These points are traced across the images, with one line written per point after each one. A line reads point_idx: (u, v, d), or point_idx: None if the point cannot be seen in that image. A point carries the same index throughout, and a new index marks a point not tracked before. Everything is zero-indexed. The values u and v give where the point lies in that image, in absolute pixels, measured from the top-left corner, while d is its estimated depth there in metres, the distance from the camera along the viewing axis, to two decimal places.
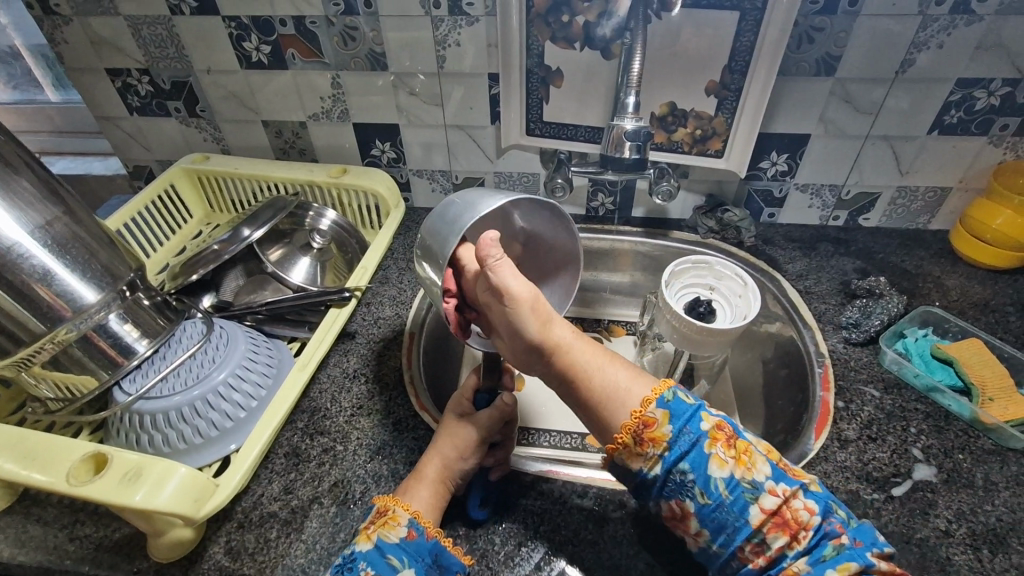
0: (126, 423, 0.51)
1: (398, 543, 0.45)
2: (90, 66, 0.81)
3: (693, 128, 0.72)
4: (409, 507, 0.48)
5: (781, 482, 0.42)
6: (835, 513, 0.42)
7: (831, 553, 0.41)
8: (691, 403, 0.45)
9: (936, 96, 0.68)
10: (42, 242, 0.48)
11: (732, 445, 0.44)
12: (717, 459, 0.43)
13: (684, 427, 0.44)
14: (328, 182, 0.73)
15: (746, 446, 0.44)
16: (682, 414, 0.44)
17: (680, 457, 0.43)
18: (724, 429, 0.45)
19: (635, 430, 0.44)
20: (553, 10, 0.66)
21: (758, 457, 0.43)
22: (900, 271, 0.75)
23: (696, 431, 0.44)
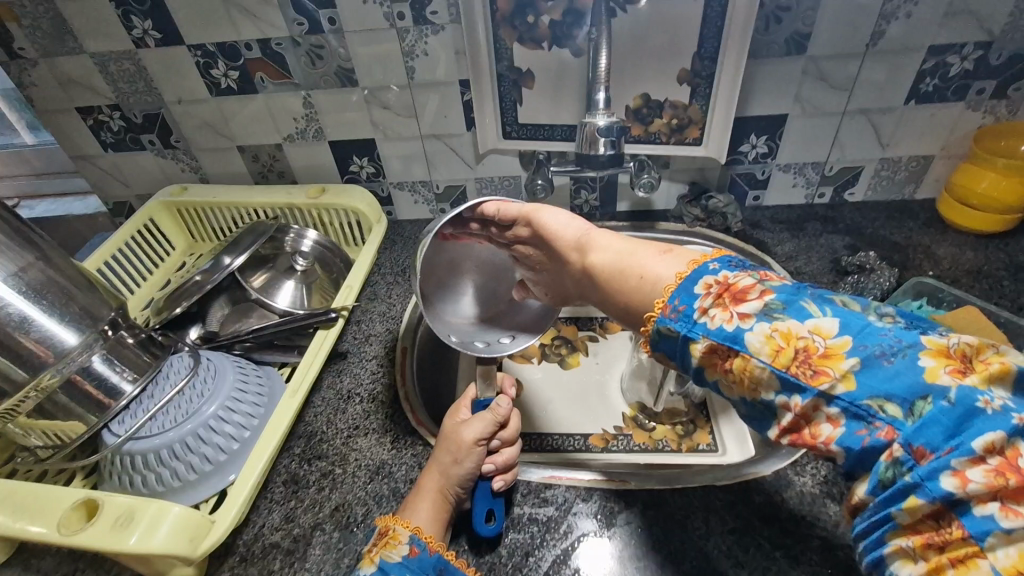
0: (119, 465, 0.50)
1: (400, 561, 0.44)
2: (61, 106, 0.80)
3: (669, 117, 0.72)
4: (410, 524, 0.47)
5: (793, 395, 0.34)
6: (880, 411, 0.31)
7: (888, 471, 0.30)
8: (679, 332, 0.39)
9: (909, 66, 0.67)
10: (17, 289, 0.47)
11: (736, 365, 0.36)
12: (723, 383, 0.38)
13: (684, 360, 0.40)
14: (308, 203, 0.72)
15: (746, 362, 0.35)
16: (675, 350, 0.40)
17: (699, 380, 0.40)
18: (720, 349, 0.37)
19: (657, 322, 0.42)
20: (519, 12, 0.66)
21: (761, 368, 0.35)
22: (890, 244, 0.75)
23: (688, 361, 0.40)
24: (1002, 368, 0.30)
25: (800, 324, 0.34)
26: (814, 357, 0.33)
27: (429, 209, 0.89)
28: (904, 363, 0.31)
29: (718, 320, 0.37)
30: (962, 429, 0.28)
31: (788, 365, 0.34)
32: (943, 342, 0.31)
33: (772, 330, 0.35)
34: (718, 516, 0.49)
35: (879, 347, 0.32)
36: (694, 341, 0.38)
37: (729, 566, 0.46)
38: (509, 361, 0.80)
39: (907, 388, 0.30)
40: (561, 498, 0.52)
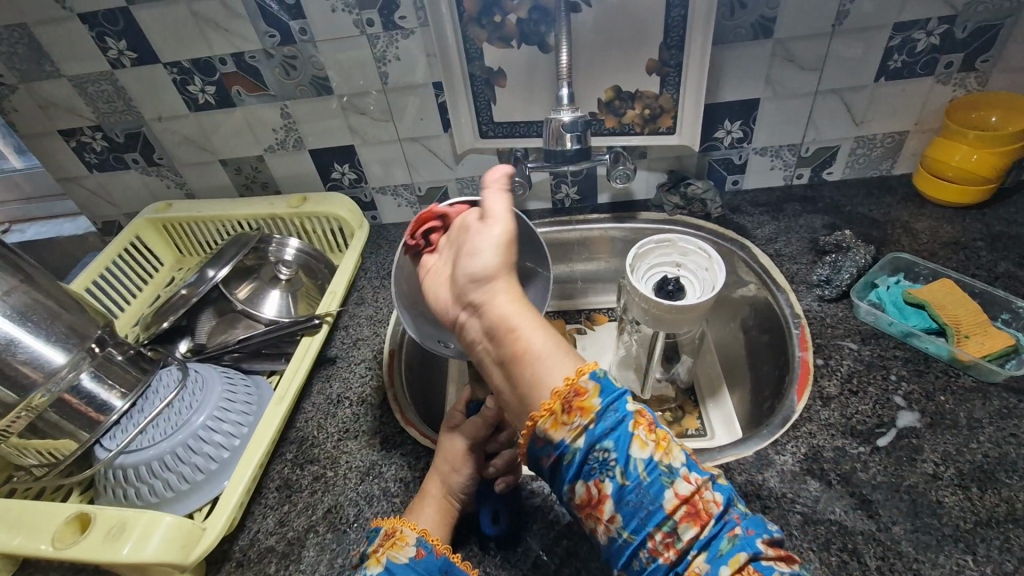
0: (112, 479, 0.51)
1: (407, 562, 0.44)
2: (43, 130, 0.81)
3: (642, 108, 0.72)
4: (416, 526, 0.47)
5: (694, 473, 0.39)
6: (736, 505, 0.39)
7: (727, 546, 0.37)
8: (619, 382, 0.41)
9: (876, 44, 0.68)
10: (3, 312, 0.48)
11: (653, 430, 0.39)
12: (638, 439, 0.38)
13: (610, 405, 0.39)
14: (290, 212, 0.73)
15: (665, 432, 0.40)
16: (611, 390, 0.40)
17: (605, 434, 0.38)
18: (646, 415, 0.40)
19: (567, 397, 0.39)
20: (485, 12, 0.66)
21: (675, 444, 0.40)
22: (868, 221, 0.75)
23: (620, 411, 0.39)
24: None
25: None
26: (702, 460, 0.41)
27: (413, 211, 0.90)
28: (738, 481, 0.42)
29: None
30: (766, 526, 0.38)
31: (689, 453, 0.40)
32: None
33: None
34: None
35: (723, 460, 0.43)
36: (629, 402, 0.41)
37: None
38: None
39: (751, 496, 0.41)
40: (547, 488, 0.53)
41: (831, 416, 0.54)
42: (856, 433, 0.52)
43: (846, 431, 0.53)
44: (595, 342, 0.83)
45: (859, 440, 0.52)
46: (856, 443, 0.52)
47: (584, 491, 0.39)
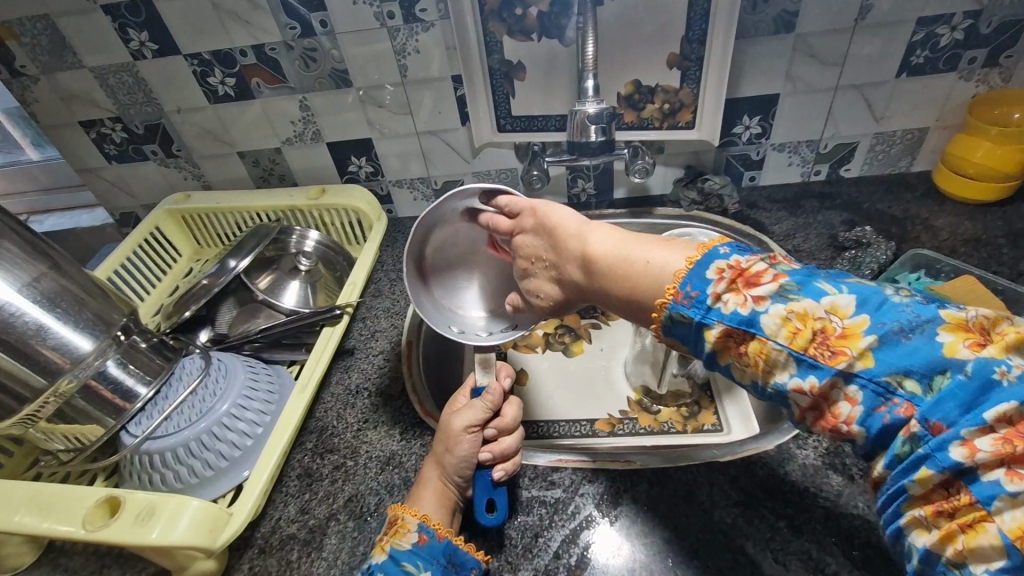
0: (137, 464, 0.51)
1: (411, 549, 0.45)
2: (64, 121, 0.82)
3: (661, 102, 0.72)
4: (417, 512, 0.47)
5: (812, 375, 0.34)
6: (900, 387, 0.31)
7: (906, 447, 0.31)
8: (689, 317, 0.40)
9: (899, 39, 0.67)
10: (32, 298, 0.49)
11: (754, 350, 0.37)
12: (737, 368, 0.39)
13: (697, 346, 0.41)
14: (308, 204, 0.74)
15: (761, 345, 0.36)
16: (687, 336, 0.41)
17: (712, 368, 0.41)
18: (732, 334, 0.38)
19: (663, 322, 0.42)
20: (506, 5, 0.66)
21: (777, 350, 0.35)
22: (888, 218, 0.75)
23: (701, 350, 0.40)
24: (1017, 338, 0.30)
25: (816, 304, 0.35)
26: (831, 338, 0.34)
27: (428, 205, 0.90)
28: (923, 339, 0.31)
29: (731, 304, 0.38)
30: (978, 403, 0.29)
31: (804, 347, 0.35)
32: (961, 314, 0.32)
33: (788, 313, 0.36)
34: (722, 491, 0.51)
35: (896, 324, 0.32)
36: (708, 327, 0.39)
37: (734, 538, 0.47)
38: (513, 351, 0.81)
39: (924, 361, 0.31)
40: (568, 480, 0.53)
41: None
42: None
43: None
44: (609, 338, 0.83)
45: None
46: None
47: None
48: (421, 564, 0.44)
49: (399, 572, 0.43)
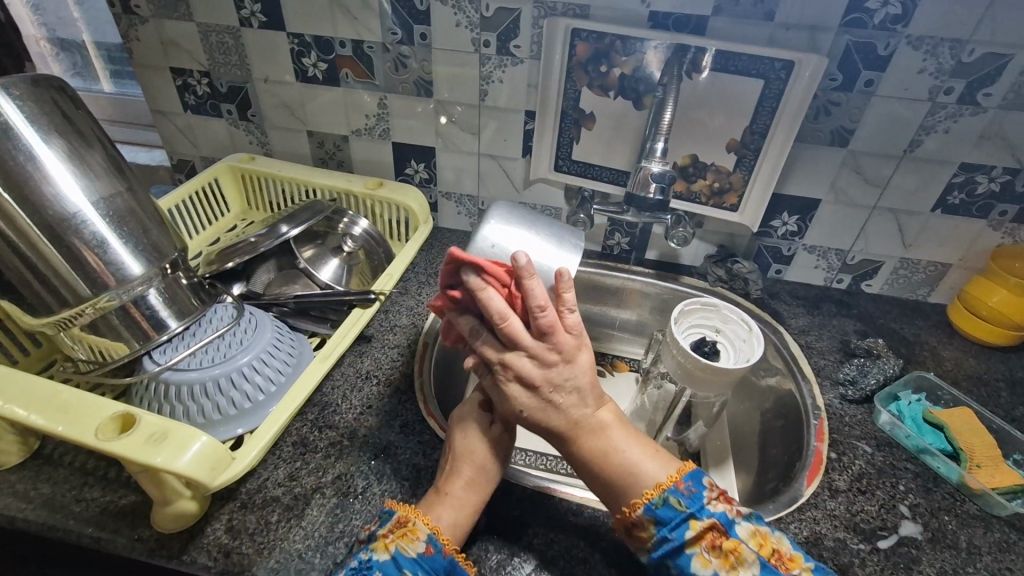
0: (152, 391, 0.53)
1: (415, 557, 0.45)
2: (156, 64, 0.87)
3: (712, 180, 0.77)
4: (430, 521, 0.47)
5: None
6: None
7: None
8: (681, 508, 0.46)
9: (940, 177, 0.72)
10: (104, 213, 0.51)
11: (718, 546, 0.45)
12: (702, 558, 0.45)
13: (668, 532, 0.46)
14: (365, 193, 0.77)
15: (735, 544, 0.45)
16: (668, 519, 0.46)
17: (667, 555, 0.46)
18: (716, 530, 0.46)
19: (627, 525, 0.48)
20: (593, 60, 0.72)
21: (746, 553, 0.45)
22: (899, 337, 0.78)
23: (676, 534, 0.46)
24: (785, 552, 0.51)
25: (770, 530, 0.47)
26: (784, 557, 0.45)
27: (469, 222, 0.94)
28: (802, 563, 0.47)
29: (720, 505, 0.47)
30: None
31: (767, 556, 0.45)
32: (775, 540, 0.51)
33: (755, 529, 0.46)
34: None
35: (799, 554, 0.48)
36: (696, 517, 0.46)
37: None
38: None
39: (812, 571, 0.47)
40: (552, 508, 0.54)
41: (837, 508, 0.56)
42: (859, 530, 0.54)
43: (849, 526, 0.54)
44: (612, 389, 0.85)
45: (860, 537, 0.53)
46: (857, 540, 0.53)
47: None
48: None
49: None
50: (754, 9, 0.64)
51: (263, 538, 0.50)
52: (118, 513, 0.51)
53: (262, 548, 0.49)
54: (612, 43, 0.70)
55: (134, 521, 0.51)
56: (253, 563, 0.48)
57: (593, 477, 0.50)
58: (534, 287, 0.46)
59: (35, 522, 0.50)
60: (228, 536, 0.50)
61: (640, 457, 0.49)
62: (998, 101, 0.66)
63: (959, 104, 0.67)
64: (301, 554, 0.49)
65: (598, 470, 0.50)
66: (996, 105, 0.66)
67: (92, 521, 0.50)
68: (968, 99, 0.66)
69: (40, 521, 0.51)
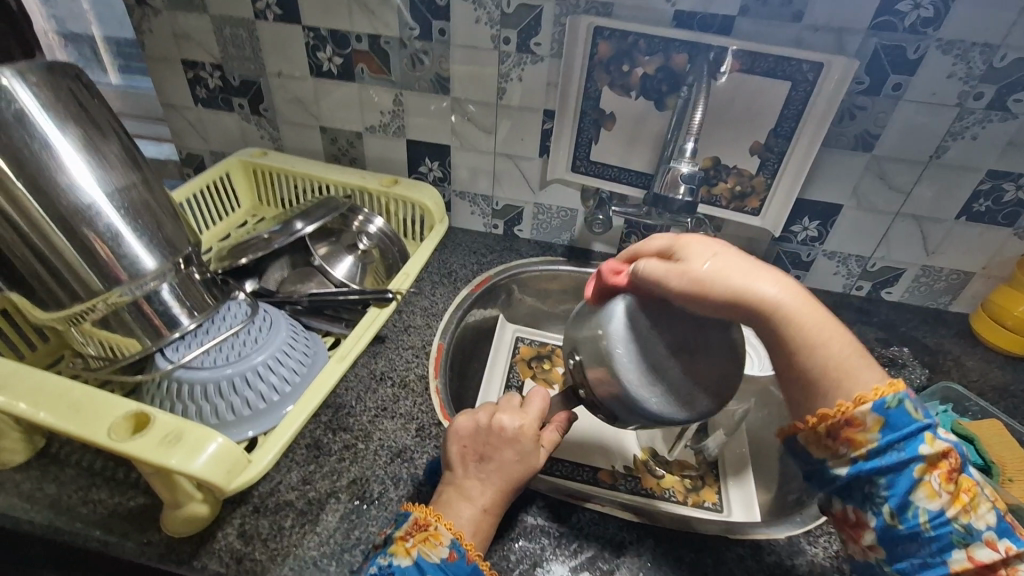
0: (164, 389, 0.52)
1: (438, 563, 0.42)
2: (168, 56, 0.85)
3: (734, 184, 0.75)
4: (452, 526, 0.45)
5: (1004, 537, 0.40)
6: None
7: None
8: (919, 418, 0.41)
9: (966, 184, 0.71)
10: (118, 205, 0.49)
11: (950, 478, 0.41)
12: (930, 488, 0.40)
13: (898, 444, 0.41)
14: (380, 190, 0.76)
15: (967, 483, 0.41)
16: (900, 427, 0.41)
17: (879, 470, 0.41)
18: (951, 458, 0.41)
19: (839, 425, 0.42)
20: (616, 59, 0.70)
21: (980, 500, 0.40)
22: (921, 346, 0.77)
23: (919, 454, 0.40)
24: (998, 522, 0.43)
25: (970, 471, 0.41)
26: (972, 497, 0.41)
27: (483, 222, 0.92)
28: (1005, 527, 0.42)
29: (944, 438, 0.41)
30: None
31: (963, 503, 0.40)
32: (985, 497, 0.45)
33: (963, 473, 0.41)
34: (726, 567, 0.50)
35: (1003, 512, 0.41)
36: (926, 441, 0.41)
37: None
38: (530, 382, 0.82)
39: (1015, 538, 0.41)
40: (574, 518, 0.53)
41: None
42: None
43: None
44: None
45: None
46: None
47: (842, 509, 0.44)
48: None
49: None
50: (782, 9, 0.63)
51: (277, 545, 0.48)
52: (126, 516, 0.49)
53: (275, 554, 0.48)
54: (636, 42, 0.68)
55: (143, 524, 0.49)
56: (266, 570, 0.47)
57: (791, 372, 0.45)
58: (695, 249, 0.48)
59: (40, 524, 0.49)
60: (240, 541, 0.48)
61: (829, 336, 0.44)
62: None
63: (988, 110, 0.65)
64: (316, 561, 0.47)
65: (796, 357, 0.44)
66: None
67: (99, 524, 0.49)
68: (998, 105, 0.65)
69: (45, 523, 0.49)
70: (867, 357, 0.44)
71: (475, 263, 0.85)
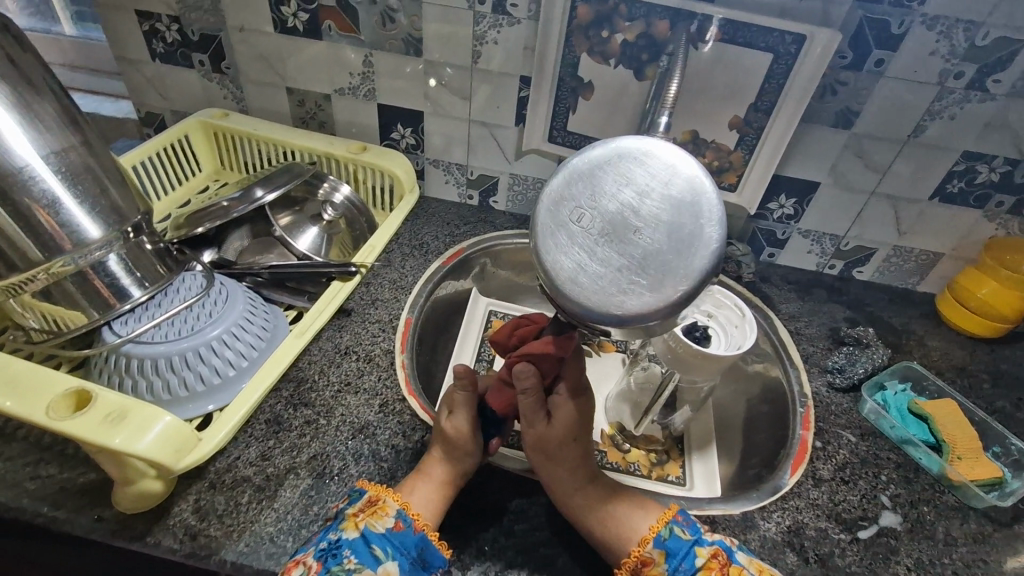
0: (112, 364, 0.50)
1: (384, 533, 0.45)
2: (120, 5, 0.78)
3: (711, 159, 0.74)
4: (400, 498, 0.47)
5: None
6: None
7: None
8: (687, 537, 0.48)
9: (941, 165, 0.71)
10: (55, 169, 0.47)
11: (726, 573, 0.45)
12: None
13: (679, 564, 0.46)
14: (347, 157, 0.73)
15: (739, 570, 0.45)
16: (676, 551, 0.47)
17: None
18: (720, 557, 0.46)
19: (636, 567, 0.47)
20: (595, 24, 0.67)
21: None
22: (887, 325, 0.78)
23: (688, 565, 0.46)
24: None
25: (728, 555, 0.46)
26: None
27: (457, 192, 0.90)
28: None
29: (707, 544, 0.47)
30: None
31: None
32: None
33: (714, 550, 0.46)
34: None
35: None
36: (699, 546, 0.47)
37: None
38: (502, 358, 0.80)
39: None
40: (535, 491, 0.54)
41: (820, 498, 0.56)
42: (840, 520, 0.54)
43: (830, 515, 0.54)
44: (599, 368, 0.83)
45: (841, 527, 0.53)
46: (838, 530, 0.53)
47: None
48: (389, 551, 0.44)
49: (368, 554, 0.43)
50: None
51: (233, 520, 0.48)
52: (77, 491, 0.49)
53: (231, 530, 0.47)
54: (615, 7, 0.65)
55: (95, 499, 0.48)
56: (221, 546, 0.46)
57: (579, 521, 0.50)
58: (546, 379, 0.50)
59: None
60: (195, 517, 0.48)
61: (608, 501, 0.51)
62: (1007, 88, 0.63)
63: (967, 90, 0.64)
64: (272, 538, 0.47)
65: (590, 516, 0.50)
66: (1005, 92, 0.64)
67: (48, 499, 0.48)
68: (978, 85, 0.64)
69: None
70: (632, 504, 0.52)
71: (447, 234, 0.83)
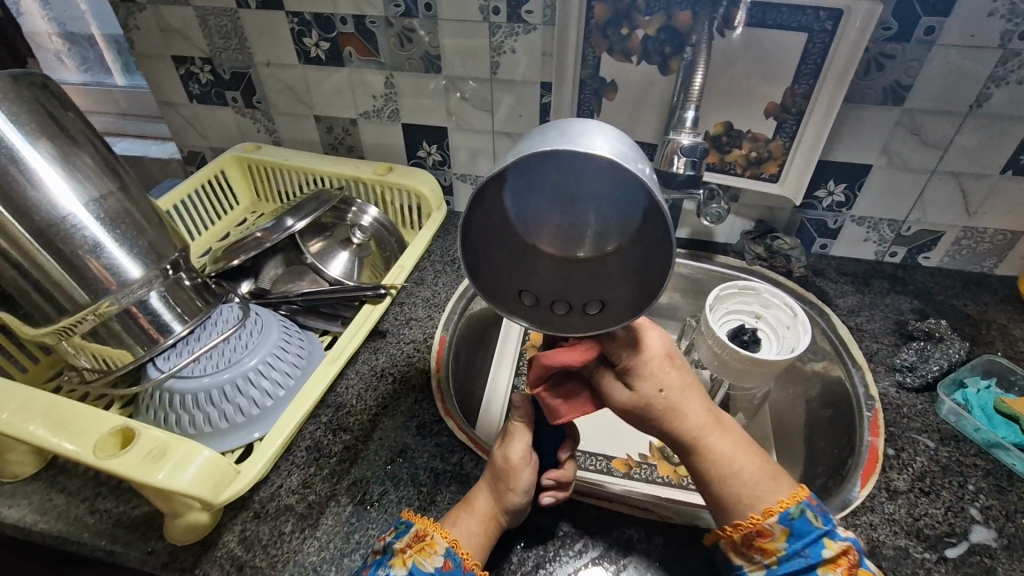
0: (157, 400, 0.52)
1: (433, 572, 0.43)
2: (158, 53, 0.83)
3: (748, 149, 0.70)
4: (448, 535, 0.45)
5: None
6: None
7: None
8: (819, 525, 0.43)
9: (1013, 135, 0.64)
10: (95, 215, 0.49)
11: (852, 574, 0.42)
12: None
13: (802, 548, 0.43)
14: (374, 179, 0.74)
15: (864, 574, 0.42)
16: (804, 535, 0.43)
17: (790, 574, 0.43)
18: (851, 555, 0.42)
19: (751, 539, 0.44)
20: (614, 22, 0.65)
21: None
22: (961, 315, 0.71)
23: (812, 552, 0.43)
24: None
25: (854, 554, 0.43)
26: None
27: None
28: None
29: (836, 538, 0.43)
30: None
31: None
32: None
33: (845, 547, 0.43)
34: None
35: None
36: (828, 538, 0.43)
37: None
38: None
39: None
40: (578, 512, 0.51)
41: (896, 512, 0.50)
42: (923, 537, 0.49)
43: (911, 532, 0.49)
44: None
45: (924, 545, 0.48)
46: (921, 548, 0.48)
47: None
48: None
49: None
50: None
51: (277, 550, 0.48)
52: (130, 525, 0.50)
53: (276, 560, 0.47)
54: (633, 1, 0.63)
55: (147, 533, 0.49)
56: None
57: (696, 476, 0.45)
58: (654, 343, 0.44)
59: (50, 534, 0.50)
60: (241, 548, 0.48)
61: (738, 458, 0.45)
62: None
63: None
64: (315, 568, 0.47)
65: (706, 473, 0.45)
66: None
67: (104, 533, 0.49)
68: None
69: (56, 533, 0.50)
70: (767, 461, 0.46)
71: None
